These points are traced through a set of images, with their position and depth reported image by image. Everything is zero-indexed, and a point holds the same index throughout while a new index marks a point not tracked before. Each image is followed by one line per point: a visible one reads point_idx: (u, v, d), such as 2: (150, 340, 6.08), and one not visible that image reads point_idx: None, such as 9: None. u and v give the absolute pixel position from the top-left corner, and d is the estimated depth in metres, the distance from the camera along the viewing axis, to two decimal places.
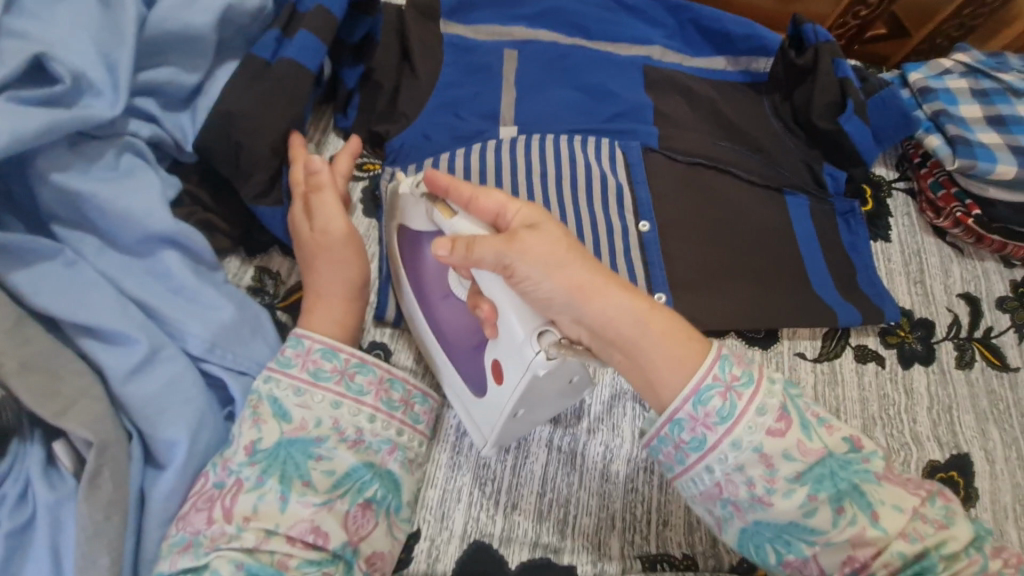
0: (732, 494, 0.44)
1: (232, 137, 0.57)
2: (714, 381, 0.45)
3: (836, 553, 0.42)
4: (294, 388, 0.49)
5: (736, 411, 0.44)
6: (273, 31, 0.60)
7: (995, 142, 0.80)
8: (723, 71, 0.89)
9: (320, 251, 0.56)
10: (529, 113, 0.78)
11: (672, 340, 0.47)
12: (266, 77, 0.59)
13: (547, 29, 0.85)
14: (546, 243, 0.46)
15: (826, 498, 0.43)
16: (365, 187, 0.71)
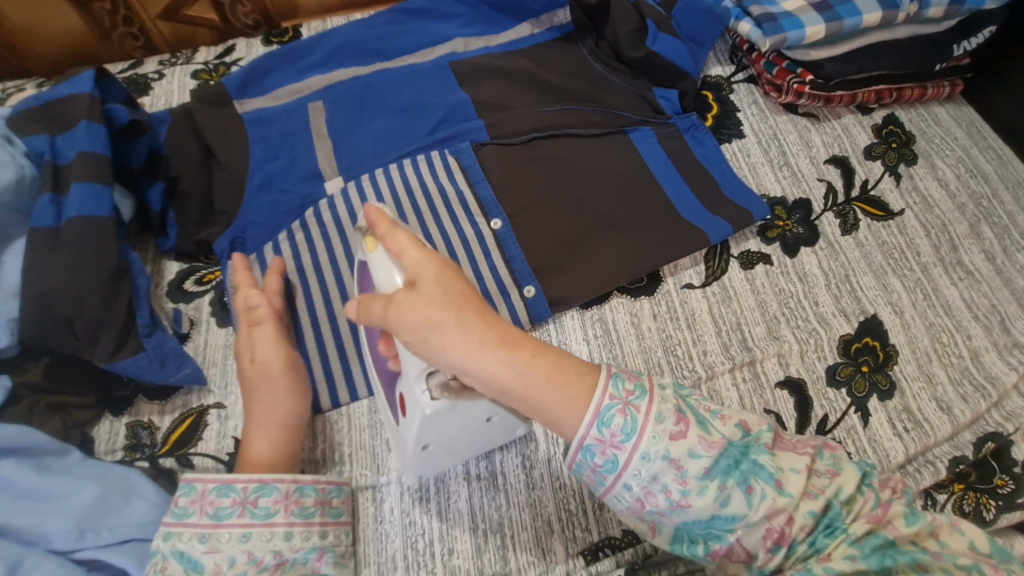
0: (654, 505, 0.42)
1: (58, 317, 0.54)
2: (612, 401, 0.43)
3: (757, 531, 0.42)
4: (196, 537, 0.46)
5: (638, 426, 0.42)
6: (45, 195, 0.56)
7: (800, 7, 0.79)
8: (531, 36, 0.87)
9: (259, 380, 0.58)
10: (352, 157, 0.76)
11: (559, 379, 0.43)
12: (60, 243, 0.55)
13: (342, 66, 0.83)
14: (419, 309, 0.42)
15: (735, 484, 0.42)
16: (213, 295, 0.68)
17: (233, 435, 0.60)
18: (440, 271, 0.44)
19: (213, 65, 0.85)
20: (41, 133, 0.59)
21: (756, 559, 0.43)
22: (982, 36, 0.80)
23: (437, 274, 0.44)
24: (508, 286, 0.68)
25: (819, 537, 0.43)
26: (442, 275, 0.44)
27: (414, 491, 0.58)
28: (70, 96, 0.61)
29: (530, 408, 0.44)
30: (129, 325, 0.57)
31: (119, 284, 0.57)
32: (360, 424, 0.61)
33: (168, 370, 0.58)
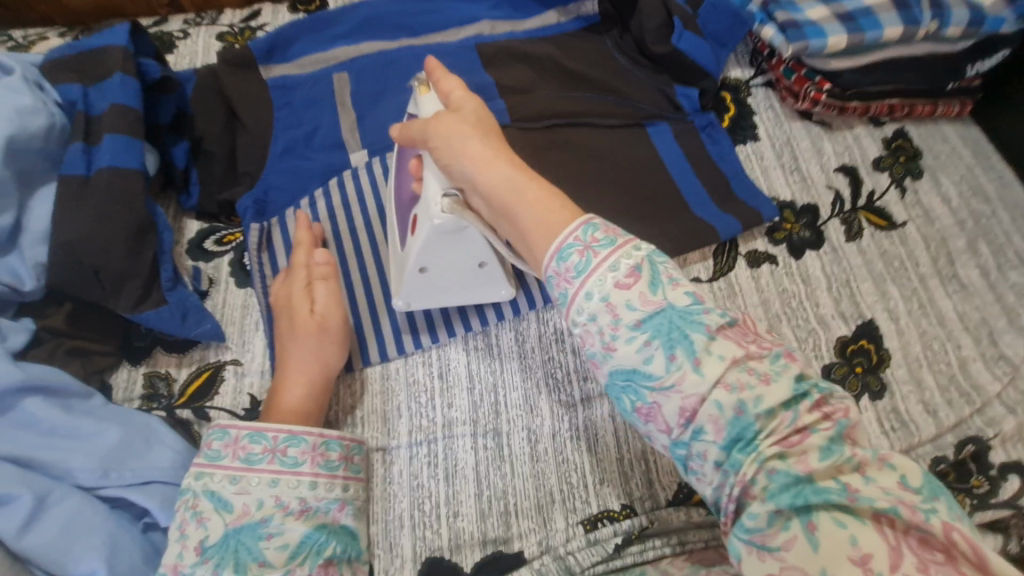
0: (591, 346, 0.43)
1: (85, 265, 0.54)
2: (575, 241, 0.44)
3: (672, 399, 0.40)
4: (228, 478, 0.49)
5: (591, 266, 0.43)
6: (76, 144, 0.57)
7: (823, 16, 0.80)
8: (558, 25, 0.88)
9: (314, 330, 0.59)
10: (375, 130, 0.77)
11: (544, 206, 0.47)
12: (90, 193, 0.56)
13: (369, 39, 0.83)
14: (451, 124, 0.51)
15: (660, 345, 0.41)
16: (233, 257, 0.69)
17: (249, 392, 0.61)
18: (477, 106, 0.52)
19: (239, 28, 0.85)
20: (74, 83, 0.59)
21: (672, 434, 0.40)
22: (994, 58, 0.83)
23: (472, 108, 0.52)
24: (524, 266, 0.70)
25: (734, 454, 0.38)
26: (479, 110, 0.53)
27: (422, 457, 0.60)
28: (105, 47, 0.61)
29: (516, 229, 0.48)
30: (152, 279, 0.58)
31: (145, 235, 0.57)
32: (373, 389, 0.63)
33: (189, 324, 0.59)
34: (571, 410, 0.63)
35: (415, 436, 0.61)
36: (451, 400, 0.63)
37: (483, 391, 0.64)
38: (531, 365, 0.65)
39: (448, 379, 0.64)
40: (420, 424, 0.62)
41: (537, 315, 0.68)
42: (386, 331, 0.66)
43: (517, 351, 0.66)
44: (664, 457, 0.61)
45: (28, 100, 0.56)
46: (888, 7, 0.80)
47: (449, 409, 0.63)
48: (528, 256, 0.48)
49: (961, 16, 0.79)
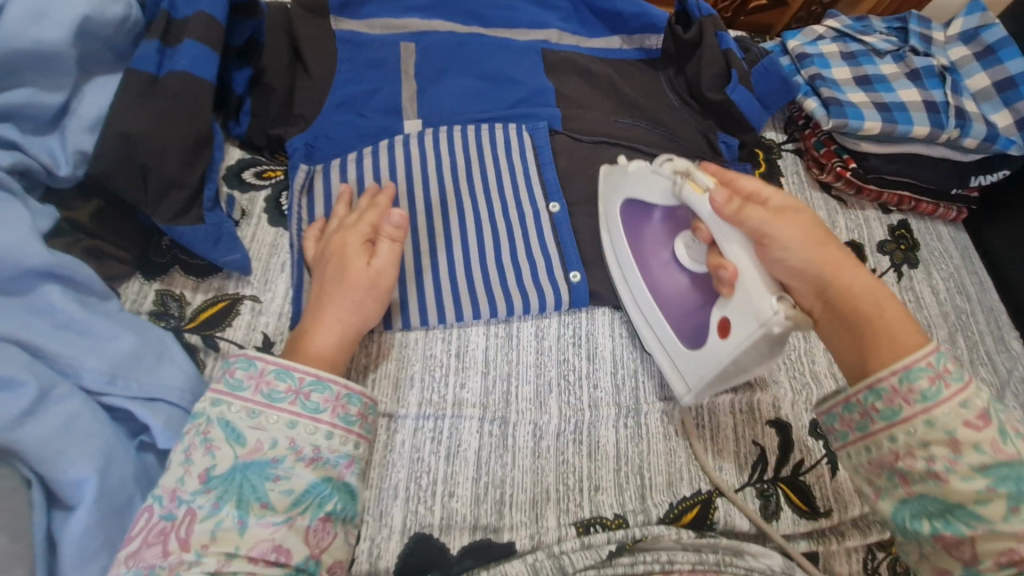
0: (909, 466, 0.48)
1: (135, 162, 0.52)
2: (927, 366, 0.48)
3: (1001, 542, 0.44)
4: (247, 411, 0.48)
5: (941, 396, 0.47)
6: (153, 41, 0.55)
7: (862, 101, 0.87)
8: (619, 50, 0.92)
9: (370, 288, 0.57)
10: (433, 105, 0.78)
11: (899, 323, 0.52)
12: (156, 91, 0.54)
13: (441, 17, 0.84)
14: (805, 225, 0.55)
15: (1004, 494, 0.44)
16: (269, 194, 0.67)
17: (262, 331, 0.59)
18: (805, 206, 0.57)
19: None
20: None
21: (977, 564, 0.45)
22: (994, 176, 0.90)
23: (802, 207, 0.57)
24: (556, 267, 0.70)
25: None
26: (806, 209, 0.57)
27: (427, 431, 0.60)
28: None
29: (855, 336, 0.54)
30: (198, 194, 0.56)
31: (202, 149, 0.56)
32: (389, 354, 0.63)
33: (219, 250, 0.57)
34: (578, 414, 0.64)
35: (424, 409, 0.60)
36: (464, 382, 0.63)
37: (496, 379, 0.64)
38: (547, 365, 0.66)
39: (464, 359, 0.64)
40: (430, 398, 0.61)
41: (559, 316, 0.70)
42: (411, 301, 0.65)
43: (536, 346, 0.67)
44: (658, 475, 0.63)
45: None
46: (920, 106, 0.87)
47: (460, 390, 0.62)
48: (863, 362, 0.53)
49: (979, 130, 0.86)
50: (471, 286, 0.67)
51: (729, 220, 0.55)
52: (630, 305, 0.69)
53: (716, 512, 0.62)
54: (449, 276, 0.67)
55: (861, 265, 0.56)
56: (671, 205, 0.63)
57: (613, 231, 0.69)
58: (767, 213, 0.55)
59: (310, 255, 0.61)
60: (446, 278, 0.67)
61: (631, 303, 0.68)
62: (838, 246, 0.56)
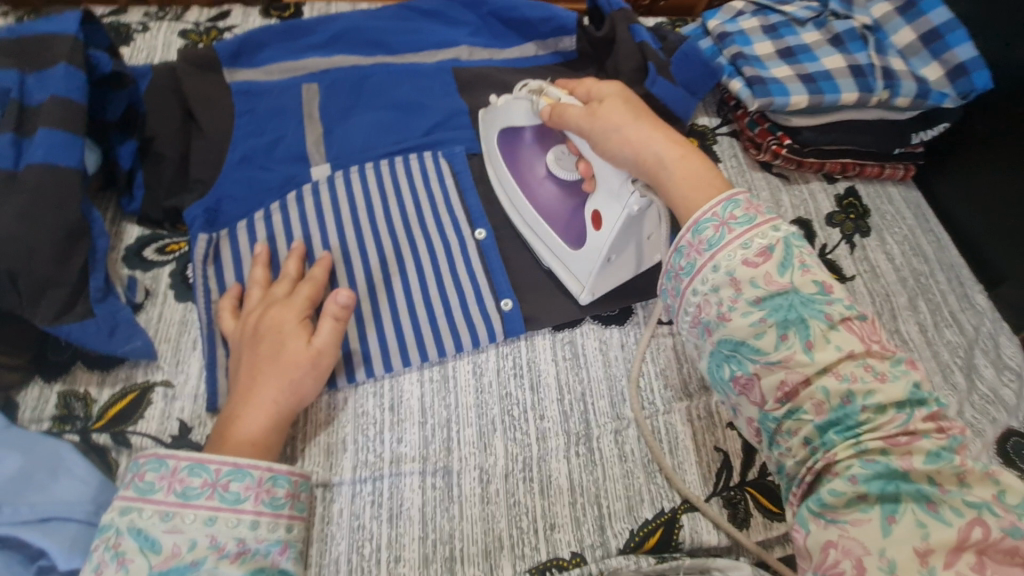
0: (708, 315, 0.45)
1: (0, 269, 0.49)
2: (712, 217, 0.46)
3: (775, 375, 0.42)
4: (160, 514, 0.45)
5: (725, 240, 0.45)
6: (4, 135, 0.53)
7: (786, 76, 0.84)
8: (535, 57, 0.88)
9: (309, 367, 0.55)
10: (341, 145, 0.74)
11: (691, 181, 0.50)
12: (15, 187, 0.51)
13: (342, 52, 0.81)
14: (611, 110, 0.55)
15: (776, 324, 0.42)
16: (174, 268, 0.65)
17: (178, 417, 0.56)
18: (619, 90, 0.58)
19: (203, 27, 0.81)
20: (11, 69, 0.55)
21: (765, 407, 0.42)
22: (936, 129, 0.88)
23: (622, 95, 0.58)
24: (486, 297, 0.67)
25: (828, 434, 0.40)
26: (624, 93, 0.58)
27: (365, 495, 0.57)
28: (52, 34, 0.57)
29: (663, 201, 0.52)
30: (80, 289, 0.53)
31: (76, 240, 0.53)
32: (319, 420, 0.60)
33: (117, 339, 0.55)
34: (526, 450, 0.61)
35: (361, 472, 0.58)
36: (402, 435, 0.60)
37: (436, 427, 0.61)
38: (487, 400, 0.63)
39: (400, 412, 0.61)
40: (367, 459, 0.58)
41: (497, 348, 0.67)
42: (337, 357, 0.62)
43: (476, 383, 0.64)
44: (617, 501, 0.60)
45: None
46: (846, 72, 0.84)
47: (398, 444, 0.60)
48: None
49: (909, 88, 0.84)
50: (400, 333, 0.64)
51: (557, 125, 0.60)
52: (517, 223, 0.72)
53: (681, 532, 0.60)
54: (376, 325, 0.64)
55: (669, 131, 0.54)
56: (538, 124, 0.67)
57: (497, 163, 0.73)
58: (582, 110, 0.57)
59: (232, 334, 0.58)
60: (372, 329, 0.64)
61: (518, 223, 0.71)
62: (645, 116, 0.55)
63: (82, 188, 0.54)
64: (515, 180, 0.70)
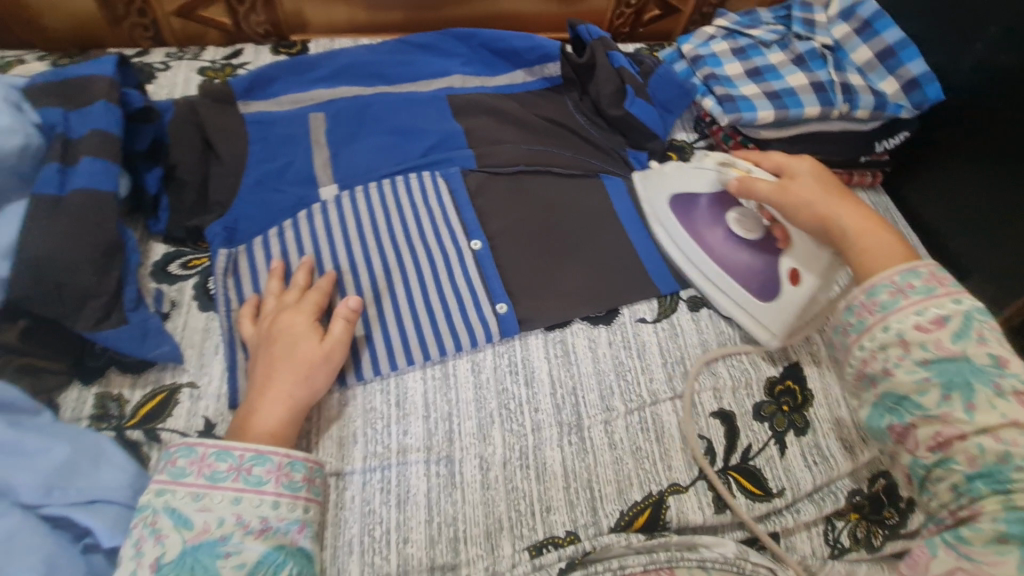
0: (874, 369, 0.51)
1: (49, 282, 0.56)
2: (889, 283, 0.52)
3: (931, 426, 0.47)
4: (192, 495, 0.51)
5: (899, 304, 0.50)
6: (51, 164, 0.59)
7: (754, 93, 0.92)
8: (523, 83, 0.96)
9: (321, 362, 0.61)
10: (346, 167, 0.81)
11: (877, 249, 0.57)
12: (61, 210, 0.58)
13: (346, 84, 0.89)
14: (804, 187, 0.64)
15: (943, 386, 0.47)
16: (198, 282, 0.71)
17: (203, 415, 0.61)
18: (812, 169, 0.66)
19: (219, 64, 0.89)
20: (56, 106, 0.62)
21: (917, 452, 0.48)
22: (896, 138, 0.94)
23: (813, 172, 0.66)
24: (483, 301, 0.73)
25: (976, 483, 0.45)
26: (817, 172, 0.66)
27: (375, 482, 0.62)
28: (92, 75, 0.65)
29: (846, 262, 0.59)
30: (117, 299, 0.59)
31: (113, 255, 0.59)
32: (331, 415, 0.65)
33: (149, 344, 0.61)
34: (522, 439, 0.66)
35: (370, 462, 0.63)
36: (407, 428, 0.65)
37: (439, 420, 0.66)
38: (486, 394, 0.69)
39: (406, 407, 0.66)
40: (375, 450, 0.63)
41: (493, 347, 0.72)
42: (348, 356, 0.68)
43: (475, 378, 0.70)
44: (608, 485, 0.65)
45: (7, 120, 0.57)
46: (809, 89, 0.92)
47: (404, 436, 0.65)
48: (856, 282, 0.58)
49: (868, 101, 0.91)
50: (404, 337, 0.70)
51: (744, 194, 0.70)
52: (696, 278, 0.80)
53: (669, 511, 0.64)
54: (382, 328, 0.70)
55: (862, 207, 0.62)
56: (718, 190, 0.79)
57: (665, 222, 0.82)
58: (772, 185, 0.67)
59: (249, 337, 0.64)
60: (380, 331, 0.70)
61: (699, 277, 0.80)
62: (837, 193, 0.63)
63: (119, 213, 0.60)
64: (691, 238, 0.80)
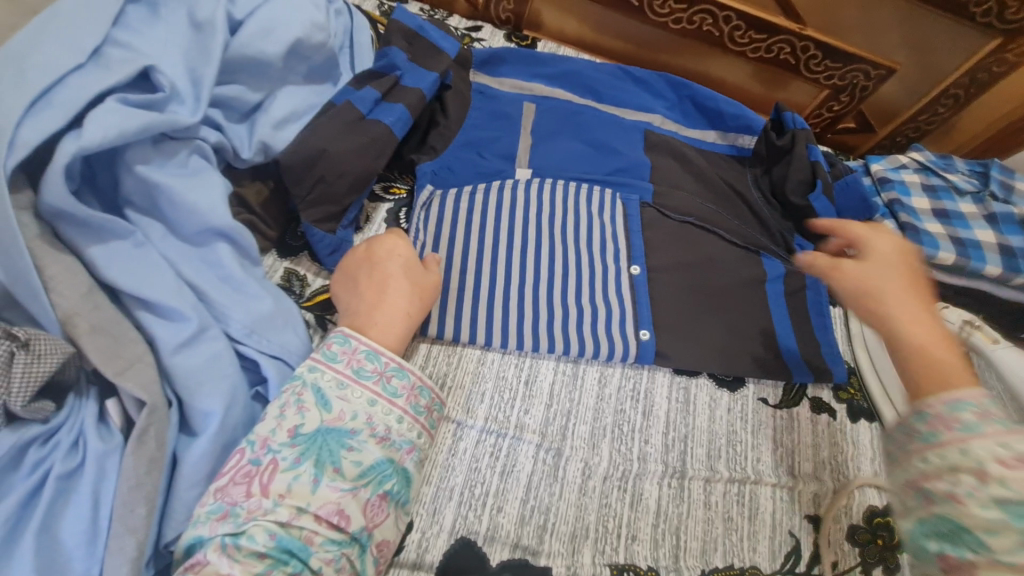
0: None
1: (315, 172, 0.64)
2: (972, 401, 0.43)
3: None
4: (337, 381, 0.51)
5: (983, 429, 0.41)
6: (372, 90, 0.69)
7: (939, 232, 0.92)
8: (712, 143, 1.00)
9: (420, 287, 0.61)
10: (542, 158, 0.87)
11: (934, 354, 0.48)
12: (359, 128, 0.66)
13: (562, 87, 0.96)
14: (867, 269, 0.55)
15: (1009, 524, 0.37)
16: (391, 208, 0.78)
17: None
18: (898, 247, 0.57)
19: (461, 33, 1.00)
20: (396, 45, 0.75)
21: None
22: None
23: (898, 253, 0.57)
24: (629, 321, 0.76)
25: None
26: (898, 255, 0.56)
27: (488, 445, 0.64)
28: (438, 47, 0.78)
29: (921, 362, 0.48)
30: (343, 214, 0.67)
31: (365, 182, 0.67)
32: (466, 367, 0.69)
33: (332, 258, 0.67)
34: (627, 463, 0.67)
35: (489, 424, 0.66)
36: (528, 409, 0.68)
37: (557, 413, 0.68)
38: (605, 407, 0.71)
39: (533, 389, 0.69)
40: (496, 417, 0.67)
41: (623, 368, 0.74)
42: (495, 325, 0.71)
43: (599, 388, 0.72)
44: (694, 540, 0.65)
45: (321, 19, 0.66)
46: (994, 248, 0.91)
47: (524, 415, 0.67)
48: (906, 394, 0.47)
49: None
50: (550, 327, 0.73)
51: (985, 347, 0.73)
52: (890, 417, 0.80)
53: None
54: (533, 313, 0.73)
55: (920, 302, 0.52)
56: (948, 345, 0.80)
57: (874, 350, 0.84)
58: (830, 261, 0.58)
59: (357, 262, 0.62)
60: (529, 313, 0.73)
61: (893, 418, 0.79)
62: (909, 284, 0.54)
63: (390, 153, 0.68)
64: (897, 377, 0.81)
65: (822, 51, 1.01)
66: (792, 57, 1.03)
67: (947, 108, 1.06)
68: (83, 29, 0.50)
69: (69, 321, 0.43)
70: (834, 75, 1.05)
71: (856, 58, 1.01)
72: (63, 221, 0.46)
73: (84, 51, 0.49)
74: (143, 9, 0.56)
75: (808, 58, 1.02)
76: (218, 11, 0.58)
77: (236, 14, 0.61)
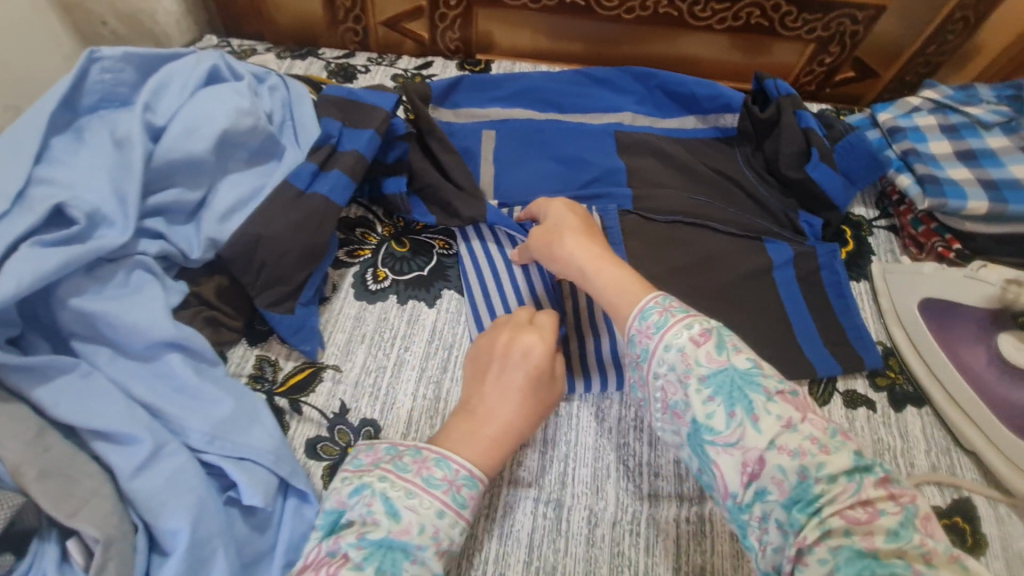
0: None
1: (257, 258, 0.63)
2: (654, 305, 0.50)
3: None
4: (406, 490, 0.47)
5: (669, 321, 0.48)
6: (308, 164, 0.68)
7: (966, 179, 0.81)
8: (694, 130, 0.93)
9: (538, 405, 0.56)
10: (509, 187, 0.83)
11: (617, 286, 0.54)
12: (298, 203, 0.66)
13: (521, 106, 0.92)
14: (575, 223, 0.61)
15: (721, 401, 0.44)
16: (358, 271, 0.75)
17: (341, 398, 0.64)
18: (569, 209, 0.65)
19: (411, 74, 0.97)
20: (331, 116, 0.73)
21: None
22: None
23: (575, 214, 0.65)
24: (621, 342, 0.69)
25: None
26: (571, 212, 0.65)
27: (483, 507, 0.61)
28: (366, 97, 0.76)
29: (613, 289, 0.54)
30: (299, 289, 0.66)
31: (313, 254, 0.66)
32: None
33: (297, 337, 0.66)
34: (637, 503, 0.62)
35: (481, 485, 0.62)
36: (521, 460, 0.64)
37: (552, 459, 0.65)
38: (604, 444, 0.66)
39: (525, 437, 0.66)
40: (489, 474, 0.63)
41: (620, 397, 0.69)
42: None
43: (595, 425, 0.67)
44: None
45: (246, 104, 0.65)
46: None
47: (517, 468, 0.64)
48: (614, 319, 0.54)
49: None
50: None
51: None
52: (939, 398, 0.71)
53: None
54: None
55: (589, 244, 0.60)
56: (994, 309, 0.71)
57: (911, 325, 0.76)
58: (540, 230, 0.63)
59: (480, 356, 0.58)
60: None
61: (946, 400, 0.71)
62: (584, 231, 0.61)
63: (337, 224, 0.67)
64: (938, 350, 0.73)
65: (796, 5, 0.92)
66: (764, 19, 0.94)
67: (957, 34, 0.95)
68: (6, 176, 0.52)
69: (17, 472, 0.44)
70: (816, 27, 0.95)
71: (837, 5, 0.92)
72: (6, 370, 0.47)
73: (6, 197, 0.50)
74: (68, 138, 0.57)
75: (782, 15, 0.93)
76: (136, 124, 0.59)
77: (158, 121, 0.61)
